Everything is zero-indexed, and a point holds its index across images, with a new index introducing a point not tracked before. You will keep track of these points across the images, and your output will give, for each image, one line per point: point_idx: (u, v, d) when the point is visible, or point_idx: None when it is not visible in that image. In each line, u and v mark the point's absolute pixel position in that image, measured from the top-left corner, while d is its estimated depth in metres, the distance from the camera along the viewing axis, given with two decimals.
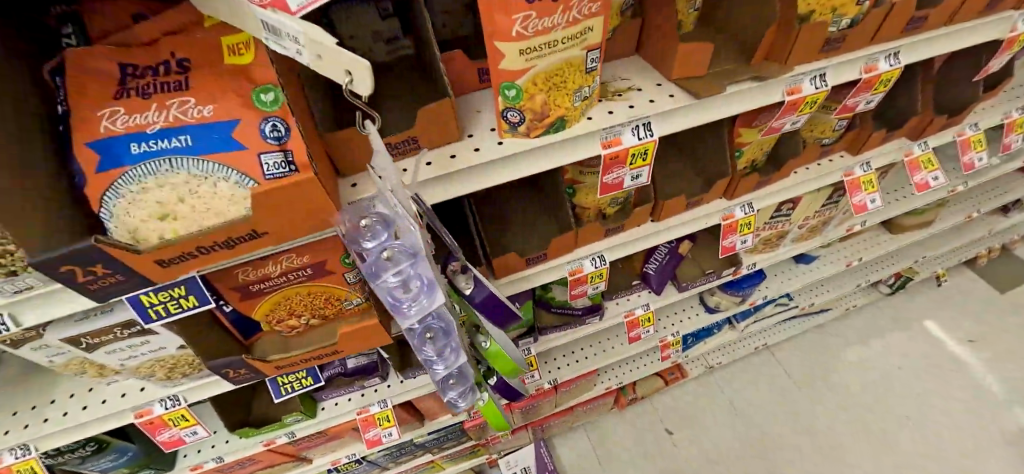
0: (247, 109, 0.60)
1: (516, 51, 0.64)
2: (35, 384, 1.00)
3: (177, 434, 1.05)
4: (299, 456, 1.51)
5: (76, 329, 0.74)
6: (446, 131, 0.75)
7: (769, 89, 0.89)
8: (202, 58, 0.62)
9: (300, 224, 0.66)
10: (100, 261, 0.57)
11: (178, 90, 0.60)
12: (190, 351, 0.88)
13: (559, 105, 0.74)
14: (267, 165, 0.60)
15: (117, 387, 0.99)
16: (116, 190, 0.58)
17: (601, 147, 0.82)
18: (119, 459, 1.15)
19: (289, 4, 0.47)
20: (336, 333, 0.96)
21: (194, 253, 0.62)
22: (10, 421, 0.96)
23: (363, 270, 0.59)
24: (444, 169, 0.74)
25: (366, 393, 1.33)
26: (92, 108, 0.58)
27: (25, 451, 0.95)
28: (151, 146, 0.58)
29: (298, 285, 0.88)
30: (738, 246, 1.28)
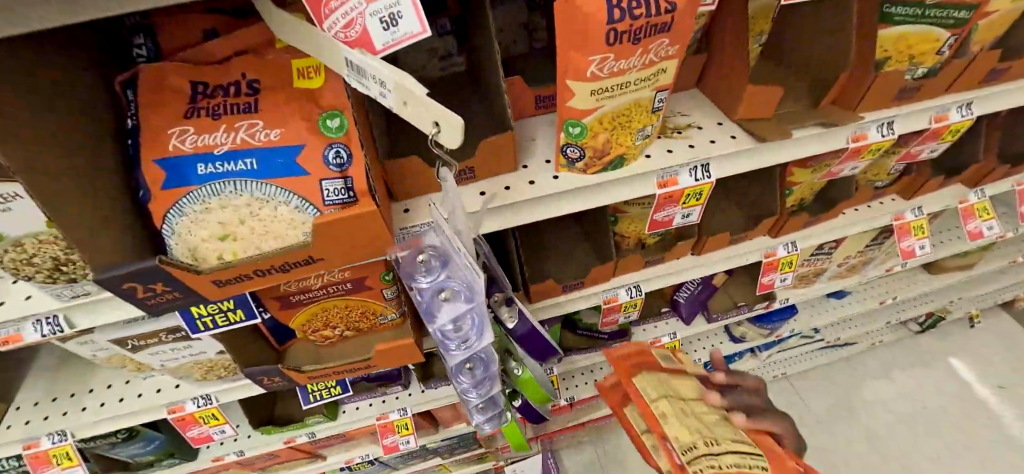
0: (313, 134, 0.60)
1: (588, 91, 0.62)
2: (74, 372, 1.04)
3: (206, 431, 1.07)
4: (314, 453, 1.53)
5: (124, 332, 0.76)
6: (502, 162, 0.73)
7: (834, 135, 0.85)
8: (271, 80, 0.62)
9: (355, 254, 0.64)
10: (161, 280, 0.57)
11: (247, 112, 0.60)
12: (228, 357, 0.89)
13: (620, 144, 0.72)
14: (329, 191, 0.59)
15: (153, 382, 1.01)
16: (181, 208, 0.58)
17: (656, 187, 0.79)
18: (148, 446, 1.18)
19: (375, 43, 0.46)
20: (369, 347, 0.96)
21: (251, 275, 0.61)
22: (50, 407, 1.00)
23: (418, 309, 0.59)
24: (499, 202, 0.72)
25: (386, 399, 1.34)
26: (164, 126, 0.59)
27: (63, 437, 0.97)
28: (217, 168, 0.58)
29: (335, 298, 0.89)
30: (776, 283, 1.25)
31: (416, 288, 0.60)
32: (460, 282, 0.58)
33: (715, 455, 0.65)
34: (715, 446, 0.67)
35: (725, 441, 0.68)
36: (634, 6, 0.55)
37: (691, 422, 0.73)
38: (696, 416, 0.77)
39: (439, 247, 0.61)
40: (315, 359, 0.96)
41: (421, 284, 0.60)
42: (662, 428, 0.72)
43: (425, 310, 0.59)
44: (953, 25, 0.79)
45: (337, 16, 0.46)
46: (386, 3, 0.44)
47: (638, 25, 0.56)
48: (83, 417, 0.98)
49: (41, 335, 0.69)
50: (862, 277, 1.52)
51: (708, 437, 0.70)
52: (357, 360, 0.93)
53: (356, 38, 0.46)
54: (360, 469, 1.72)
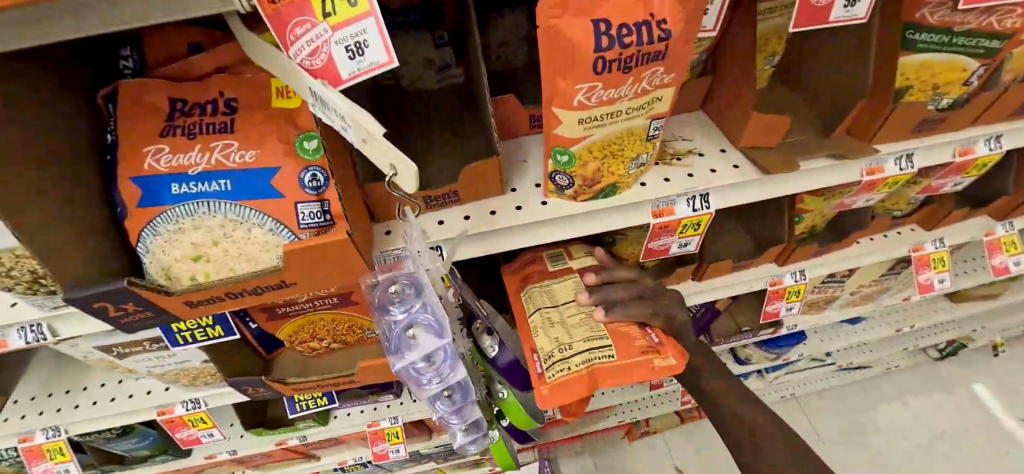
0: (289, 156, 0.58)
1: (576, 119, 0.59)
2: (72, 368, 1.06)
3: (194, 433, 1.09)
4: (306, 453, 1.55)
5: (109, 339, 0.76)
6: (489, 186, 0.71)
7: (848, 167, 0.80)
8: (250, 99, 0.61)
9: (329, 278, 0.62)
10: (131, 302, 0.57)
11: (223, 131, 0.59)
12: (212, 366, 0.89)
13: (612, 173, 0.69)
14: (304, 214, 0.58)
15: (144, 383, 1.02)
16: (154, 228, 0.58)
17: (650, 216, 0.76)
18: (142, 441, 1.19)
19: (340, 73, 0.45)
20: (355, 361, 0.96)
21: (224, 297, 0.60)
22: (46, 402, 1.02)
23: (389, 344, 0.57)
24: (483, 227, 0.70)
25: (378, 407, 1.33)
26: (141, 143, 0.58)
27: (56, 433, 0.99)
28: (190, 188, 0.57)
29: (322, 312, 0.88)
30: (782, 312, 1.21)
31: (388, 319, 0.58)
32: (431, 315, 0.55)
33: (568, 359, 0.70)
34: (569, 349, 0.71)
35: (577, 339, 0.71)
36: (624, 34, 0.51)
37: (554, 322, 0.75)
38: (561, 322, 0.75)
39: (413, 276, 0.59)
40: (302, 370, 0.96)
41: (392, 316, 0.57)
42: (531, 343, 0.74)
43: (395, 344, 0.57)
44: (983, 54, 0.74)
45: (302, 43, 0.44)
46: (351, 33, 0.42)
47: (628, 54, 0.53)
48: (76, 415, 0.99)
49: (25, 341, 0.70)
50: (877, 305, 1.45)
51: (564, 338, 0.73)
52: (342, 374, 0.92)
53: (321, 66, 0.45)
54: (354, 470, 1.73)
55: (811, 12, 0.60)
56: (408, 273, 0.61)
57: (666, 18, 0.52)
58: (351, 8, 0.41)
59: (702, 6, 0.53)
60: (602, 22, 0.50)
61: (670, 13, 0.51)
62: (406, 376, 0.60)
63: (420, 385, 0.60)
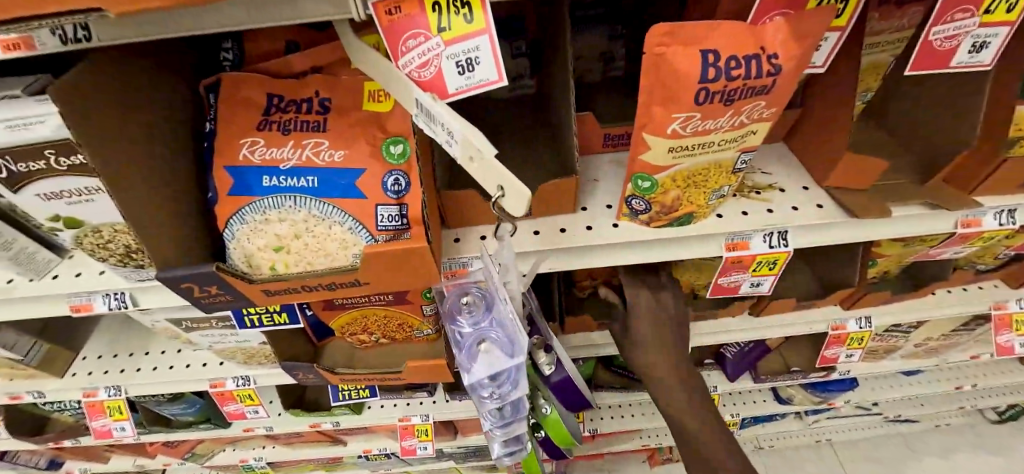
0: (375, 159, 0.59)
1: (665, 147, 0.57)
2: (138, 333, 1.12)
3: (241, 408, 1.14)
4: (335, 437, 1.59)
5: (181, 313, 0.81)
6: (561, 204, 0.70)
7: (940, 217, 0.75)
8: (343, 100, 0.62)
9: (398, 281, 0.62)
10: (216, 285, 0.59)
11: (316, 130, 0.61)
12: (268, 348, 0.92)
13: (692, 202, 0.66)
14: (383, 217, 0.59)
15: (202, 355, 1.06)
16: (242, 216, 0.60)
17: (723, 249, 0.73)
18: (189, 408, 1.24)
19: (448, 87, 0.45)
20: (400, 359, 0.97)
21: (299, 288, 0.62)
22: (111, 362, 1.08)
23: (456, 356, 0.56)
24: (552, 243, 0.69)
25: (410, 403, 1.36)
26: (238, 135, 0.61)
27: (117, 392, 1.05)
28: (280, 181, 0.59)
29: (376, 307, 0.90)
30: (840, 358, 1.15)
31: (457, 330, 0.58)
32: (501, 332, 0.55)
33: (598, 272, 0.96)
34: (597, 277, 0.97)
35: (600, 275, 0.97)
36: (733, 66, 0.49)
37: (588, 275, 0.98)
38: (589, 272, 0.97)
39: (485, 289, 0.59)
40: (350, 360, 0.98)
41: (462, 328, 0.57)
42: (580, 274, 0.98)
43: (462, 356, 0.57)
44: None
45: (414, 54, 0.44)
46: (465, 48, 0.43)
47: (733, 86, 0.50)
48: (137, 377, 1.05)
49: (106, 309, 0.74)
50: (943, 361, 1.35)
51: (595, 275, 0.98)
52: (388, 370, 0.93)
53: (429, 79, 0.45)
54: (378, 459, 1.76)
55: (932, 56, 0.58)
56: (479, 286, 0.60)
57: (778, 53, 0.49)
58: (466, 23, 0.41)
59: (819, 41, 0.50)
60: (711, 52, 0.49)
61: (784, 48, 0.49)
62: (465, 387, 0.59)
63: (478, 398, 0.59)
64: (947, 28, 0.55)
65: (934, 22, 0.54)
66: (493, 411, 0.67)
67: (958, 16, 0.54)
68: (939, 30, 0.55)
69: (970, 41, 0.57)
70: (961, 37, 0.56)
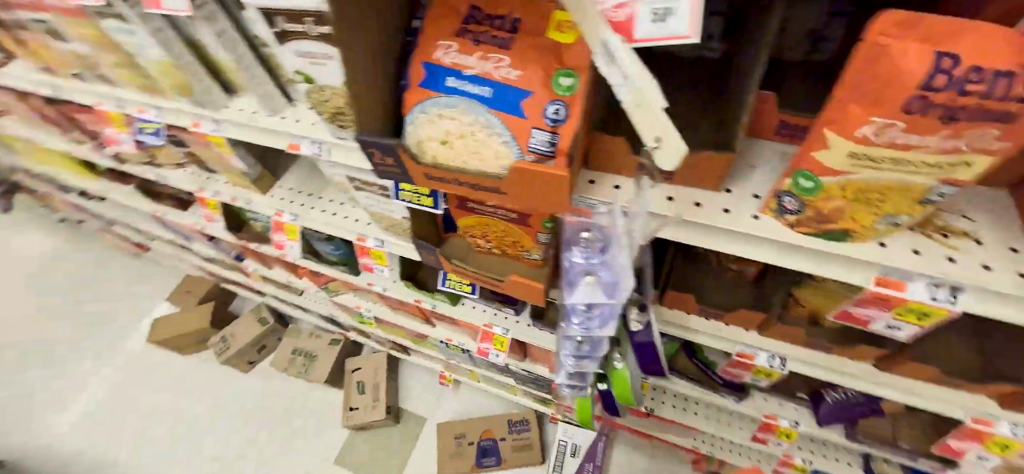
0: (545, 86, 0.64)
1: (845, 150, 0.52)
2: (317, 180, 1.38)
3: (371, 263, 1.37)
4: (428, 318, 1.85)
5: (356, 174, 0.98)
6: (706, 179, 0.68)
7: None
8: (533, 24, 0.66)
9: (532, 201, 0.69)
10: (392, 156, 0.72)
11: (502, 46, 0.66)
12: (406, 223, 1.09)
13: (854, 219, 0.60)
14: (536, 140, 0.65)
15: (357, 212, 1.28)
16: (423, 107, 0.69)
17: (871, 282, 0.67)
18: (335, 251, 1.52)
19: (635, 31, 0.46)
20: (505, 271, 1.07)
21: (453, 182, 0.72)
22: (295, 195, 1.35)
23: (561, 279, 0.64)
24: (682, 213, 0.69)
25: (496, 314, 1.52)
26: (438, 35, 0.68)
27: (295, 219, 1.32)
28: (461, 85, 0.67)
29: (499, 220, 1.00)
30: (968, 456, 0.99)
31: (569, 259, 0.65)
32: (608, 273, 0.61)
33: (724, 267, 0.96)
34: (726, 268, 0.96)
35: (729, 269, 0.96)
36: (972, 79, 0.41)
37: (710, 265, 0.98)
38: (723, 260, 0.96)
39: (603, 234, 0.65)
40: (464, 257, 1.11)
41: (575, 258, 0.64)
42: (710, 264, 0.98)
43: (569, 282, 0.64)
44: None
45: None
46: None
47: (962, 103, 0.43)
48: (310, 213, 1.31)
49: (309, 153, 0.92)
50: None
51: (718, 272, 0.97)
52: (493, 277, 1.05)
53: (622, 21, 0.46)
54: (454, 349, 2.03)
55: None
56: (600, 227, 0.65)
57: None
58: None
59: None
60: (948, 57, 0.41)
61: None
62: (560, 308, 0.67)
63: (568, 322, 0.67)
64: None
65: None
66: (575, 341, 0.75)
67: None
68: None
69: None
70: None
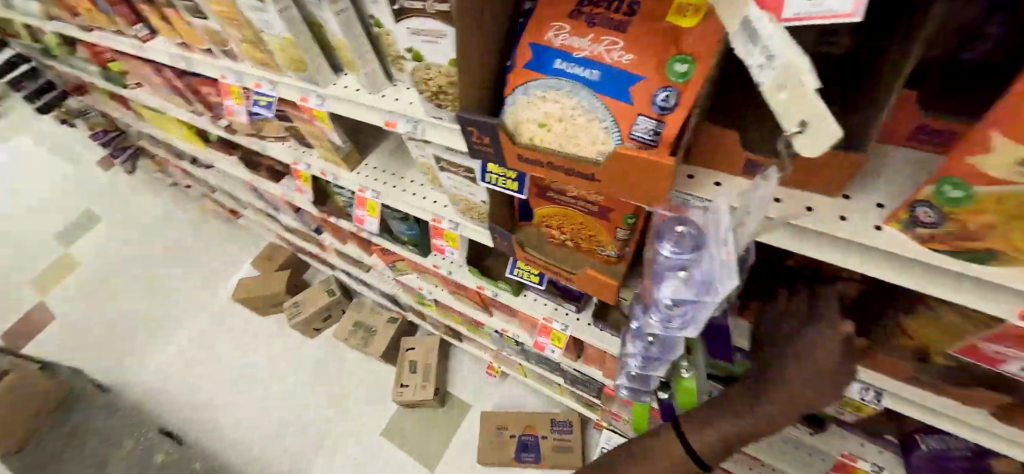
0: (658, 72, 0.61)
1: (1010, 158, 0.44)
2: (400, 161, 1.43)
3: (443, 246, 1.40)
4: (486, 306, 1.89)
5: (446, 155, 1.00)
6: (823, 181, 0.62)
7: None
8: (650, 7, 0.63)
9: (627, 190, 0.67)
10: (489, 135, 0.72)
11: (616, 29, 0.63)
12: (484, 208, 1.10)
13: (1008, 238, 0.52)
14: (640, 127, 0.63)
15: (434, 195, 1.32)
16: (528, 89, 0.69)
17: (1013, 313, 0.58)
18: (409, 231, 1.57)
19: (785, 10, 0.41)
20: (578, 264, 1.05)
21: (546, 164, 0.71)
22: (378, 173, 1.41)
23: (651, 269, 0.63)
24: (789, 215, 0.64)
25: (557, 309, 1.51)
26: (550, 16, 0.68)
27: (376, 196, 1.38)
28: (568, 67, 0.66)
29: (577, 212, 0.98)
30: None
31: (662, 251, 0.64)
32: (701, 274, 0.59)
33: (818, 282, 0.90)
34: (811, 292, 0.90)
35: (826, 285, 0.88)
36: None
37: None
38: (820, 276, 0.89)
39: (701, 231, 0.62)
40: (537, 246, 1.11)
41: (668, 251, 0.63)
42: None
43: (659, 274, 0.63)
44: None
45: None
46: None
47: None
48: (391, 191, 1.36)
49: (403, 131, 0.94)
50: None
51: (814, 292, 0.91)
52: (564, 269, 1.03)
53: None
54: (507, 340, 2.05)
55: None
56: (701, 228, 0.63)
57: None
58: None
59: None
60: None
61: None
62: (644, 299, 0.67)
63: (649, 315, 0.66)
64: None
65: None
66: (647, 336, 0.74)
67: None
68: None
69: None
70: None
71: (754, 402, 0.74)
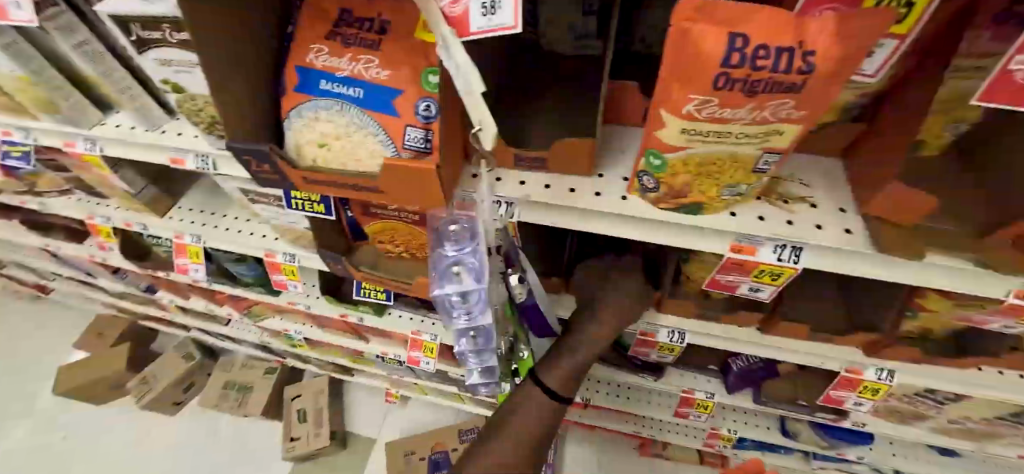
0: (414, 84, 0.65)
1: (678, 127, 0.57)
2: (222, 200, 1.32)
3: (285, 281, 1.30)
4: (360, 334, 1.82)
5: (250, 186, 0.95)
6: (577, 165, 0.73)
7: (987, 279, 0.69)
8: (399, 25, 0.67)
9: (410, 198, 0.69)
10: (266, 163, 0.71)
11: (371, 48, 0.67)
12: (310, 234, 1.07)
13: (702, 191, 0.66)
14: (410, 137, 0.67)
15: (263, 229, 1.24)
16: (299, 111, 0.69)
17: (728, 247, 0.74)
18: (249, 271, 1.46)
19: (471, 26, 0.48)
20: (416, 273, 1.07)
21: (332, 183, 0.72)
22: (196, 216, 1.29)
23: (432, 273, 0.66)
24: (557, 198, 0.73)
25: (424, 320, 1.51)
26: (309, 39, 0.68)
27: (197, 240, 1.25)
28: (334, 87, 0.67)
29: (405, 223, 1.00)
30: (848, 403, 1.10)
31: (439, 253, 0.67)
32: (476, 260, 0.65)
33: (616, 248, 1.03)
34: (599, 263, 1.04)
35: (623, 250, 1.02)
36: (760, 55, 0.47)
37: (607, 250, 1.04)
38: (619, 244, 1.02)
39: (471, 223, 0.68)
40: (375, 263, 1.10)
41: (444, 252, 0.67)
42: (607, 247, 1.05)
43: (439, 275, 0.66)
44: None
45: None
46: None
47: (757, 77, 0.48)
48: (213, 232, 1.25)
49: (194, 167, 0.88)
50: (979, 448, 1.22)
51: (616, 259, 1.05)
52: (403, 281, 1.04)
53: (459, 14, 0.47)
54: (391, 362, 1.98)
55: (1010, 89, 0.50)
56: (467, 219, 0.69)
57: (816, 50, 0.46)
58: None
59: (866, 47, 0.47)
60: (740, 37, 0.46)
61: (824, 49, 0.46)
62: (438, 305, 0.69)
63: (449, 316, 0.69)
64: None
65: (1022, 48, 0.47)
66: (468, 335, 0.76)
67: None
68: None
69: None
70: None
71: (588, 328, 0.91)
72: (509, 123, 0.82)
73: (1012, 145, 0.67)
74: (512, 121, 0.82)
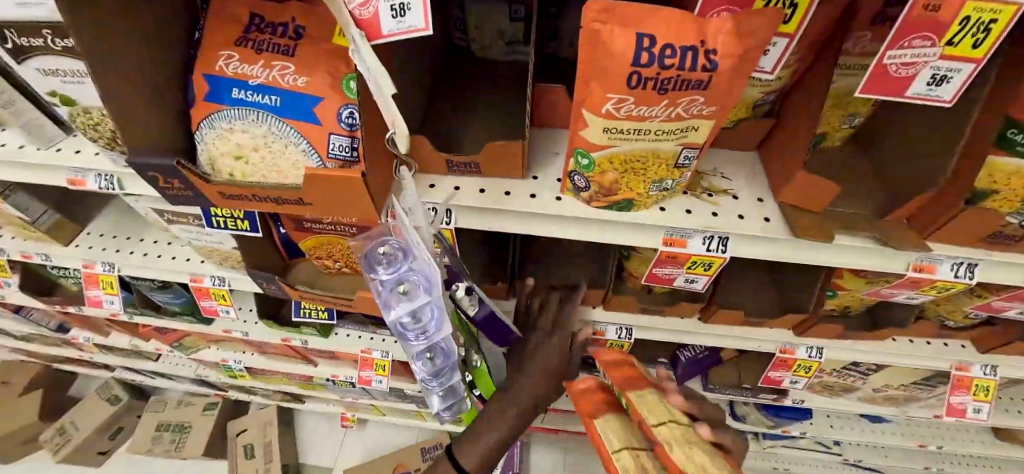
0: (333, 90, 0.63)
1: (600, 126, 0.58)
2: (137, 222, 1.22)
3: (215, 307, 1.21)
4: (307, 357, 1.72)
5: (165, 206, 0.89)
6: (510, 168, 0.73)
7: (889, 255, 0.75)
8: (315, 30, 0.65)
9: (339, 207, 0.66)
10: (177, 178, 0.66)
11: (285, 54, 0.64)
12: (238, 253, 1.00)
13: (630, 188, 0.68)
14: (334, 146, 0.65)
15: (187, 252, 1.16)
16: (211, 123, 0.65)
17: (661, 242, 0.76)
18: (175, 299, 1.35)
19: (382, 29, 0.48)
20: (356, 288, 1.03)
21: (255, 198, 0.67)
22: (110, 242, 1.18)
23: (378, 300, 0.62)
24: (494, 203, 0.73)
25: (374, 338, 1.46)
26: (218, 46, 0.65)
27: (111, 268, 1.16)
28: (246, 96, 0.64)
29: (342, 237, 0.96)
30: (785, 382, 1.15)
31: (376, 280, 0.63)
32: (417, 274, 0.62)
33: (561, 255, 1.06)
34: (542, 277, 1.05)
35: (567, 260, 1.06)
36: (667, 54, 0.49)
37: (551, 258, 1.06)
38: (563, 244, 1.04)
39: (399, 240, 0.64)
40: (313, 281, 1.05)
41: (383, 276, 0.62)
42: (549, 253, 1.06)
43: (384, 301, 0.62)
44: None
45: None
46: None
47: (666, 75, 0.51)
48: (129, 259, 1.15)
49: (96, 187, 0.82)
50: (903, 413, 1.33)
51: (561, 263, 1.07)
52: (342, 297, 1.00)
53: (368, 18, 0.47)
54: (343, 386, 1.89)
55: (888, 81, 0.55)
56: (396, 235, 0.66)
57: (716, 49, 0.49)
58: None
59: (762, 44, 0.50)
60: (646, 37, 0.49)
61: (723, 46, 0.49)
62: (391, 331, 0.65)
63: (405, 341, 0.66)
64: (903, 53, 0.52)
65: (890, 45, 0.52)
66: (422, 359, 0.72)
67: (918, 43, 0.51)
68: (894, 55, 0.52)
69: (930, 73, 0.54)
70: (921, 66, 0.53)
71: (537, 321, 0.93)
72: (441, 129, 0.81)
73: (898, 133, 0.74)
74: (444, 127, 0.81)
